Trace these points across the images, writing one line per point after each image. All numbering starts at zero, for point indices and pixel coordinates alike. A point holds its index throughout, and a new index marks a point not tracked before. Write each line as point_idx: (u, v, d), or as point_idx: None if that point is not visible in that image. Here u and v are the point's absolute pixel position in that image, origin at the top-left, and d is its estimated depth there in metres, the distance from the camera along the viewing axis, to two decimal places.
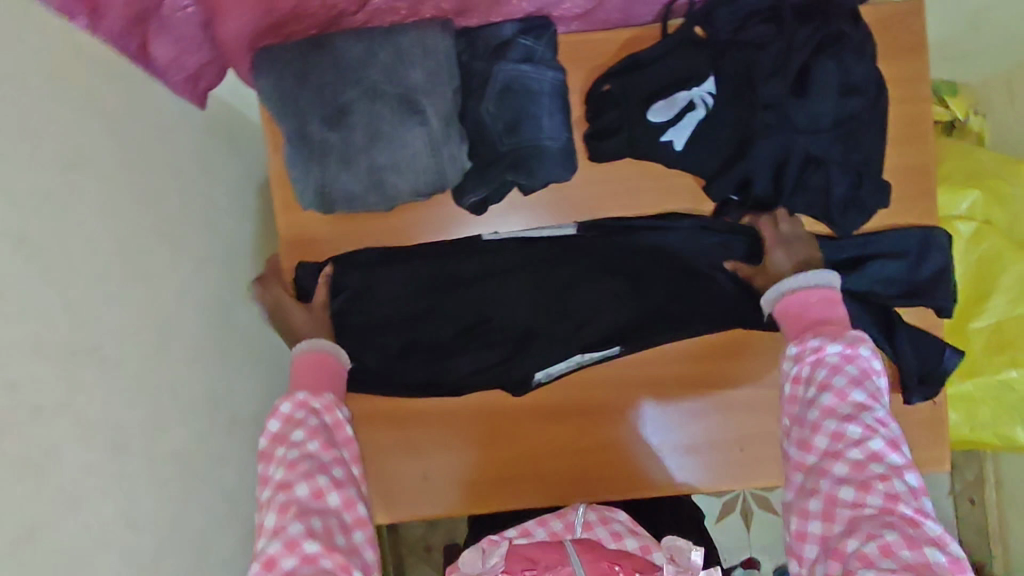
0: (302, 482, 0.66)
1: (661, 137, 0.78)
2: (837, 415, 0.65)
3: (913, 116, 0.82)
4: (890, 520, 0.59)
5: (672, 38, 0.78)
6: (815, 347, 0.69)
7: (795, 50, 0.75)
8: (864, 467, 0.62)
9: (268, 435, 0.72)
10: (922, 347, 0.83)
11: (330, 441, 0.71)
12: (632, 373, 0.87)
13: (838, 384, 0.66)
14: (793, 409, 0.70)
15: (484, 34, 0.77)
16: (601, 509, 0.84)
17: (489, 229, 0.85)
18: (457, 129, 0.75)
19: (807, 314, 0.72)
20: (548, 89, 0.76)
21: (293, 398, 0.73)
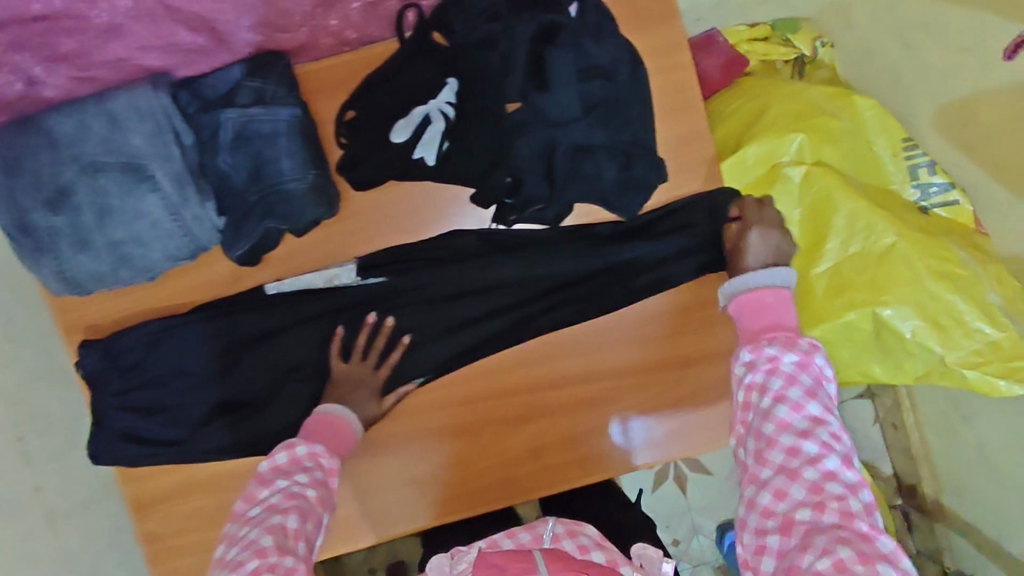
0: (283, 516, 0.62)
1: (412, 155, 0.76)
2: (792, 430, 0.62)
3: (678, 84, 0.79)
4: (847, 536, 0.55)
5: (404, 51, 0.75)
6: (770, 355, 0.67)
7: (521, 44, 0.72)
8: (821, 484, 0.59)
9: (271, 464, 0.68)
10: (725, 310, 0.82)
11: (325, 497, 0.67)
12: (592, 343, 0.83)
13: (792, 396, 0.64)
14: (746, 417, 0.67)
15: (209, 82, 0.74)
16: (568, 523, 0.84)
17: (272, 279, 0.82)
18: (194, 188, 0.72)
19: (760, 313, 0.71)
20: (283, 128, 0.73)
21: (311, 447, 0.70)
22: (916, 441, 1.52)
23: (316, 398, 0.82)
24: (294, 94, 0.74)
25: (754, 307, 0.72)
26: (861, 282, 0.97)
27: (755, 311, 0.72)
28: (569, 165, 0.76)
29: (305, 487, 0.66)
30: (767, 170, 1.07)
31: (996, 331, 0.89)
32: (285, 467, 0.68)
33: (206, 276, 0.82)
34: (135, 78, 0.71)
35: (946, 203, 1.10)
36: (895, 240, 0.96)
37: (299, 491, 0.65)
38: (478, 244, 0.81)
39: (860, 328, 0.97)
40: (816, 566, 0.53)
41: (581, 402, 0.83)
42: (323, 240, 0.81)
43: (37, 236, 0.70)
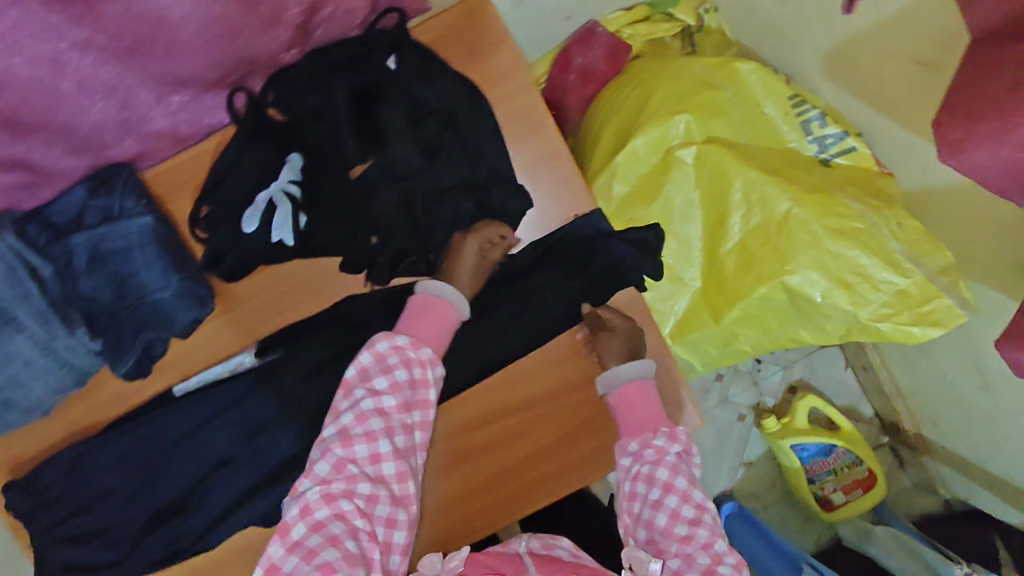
0: (358, 442, 0.69)
1: (271, 239, 0.75)
2: (681, 519, 0.72)
3: (523, 108, 0.79)
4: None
5: (238, 137, 0.74)
6: (658, 446, 0.75)
7: (343, 108, 0.72)
8: (714, 568, 0.68)
9: (357, 366, 0.73)
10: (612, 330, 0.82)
11: (406, 402, 0.72)
12: (534, 363, 0.84)
13: (680, 488, 0.73)
14: (633, 506, 0.74)
15: (56, 209, 0.73)
16: (543, 537, 0.80)
17: (178, 379, 0.81)
18: (59, 321, 0.71)
19: (637, 406, 0.78)
20: (138, 241, 0.73)
21: (393, 339, 0.73)
22: (884, 377, 1.53)
23: (249, 485, 0.78)
24: (142, 203, 0.74)
25: (631, 403, 0.79)
26: (766, 254, 0.96)
27: (632, 407, 0.79)
28: (427, 210, 0.76)
29: (383, 397, 0.71)
30: (661, 157, 1.06)
31: (901, 278, 0.89)
32: (372, 367, 0.72)
33: (104, 393, 0.81)
34: None
35: (845, 151, 1.07)
36: (791, 205, 0.94)
37: (375, 406, 0.70)
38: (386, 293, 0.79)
39: (775, 299, 0.98)
40: None
41: (532, 423, 0.84)
42: (213, 334, 0.80)
43: None
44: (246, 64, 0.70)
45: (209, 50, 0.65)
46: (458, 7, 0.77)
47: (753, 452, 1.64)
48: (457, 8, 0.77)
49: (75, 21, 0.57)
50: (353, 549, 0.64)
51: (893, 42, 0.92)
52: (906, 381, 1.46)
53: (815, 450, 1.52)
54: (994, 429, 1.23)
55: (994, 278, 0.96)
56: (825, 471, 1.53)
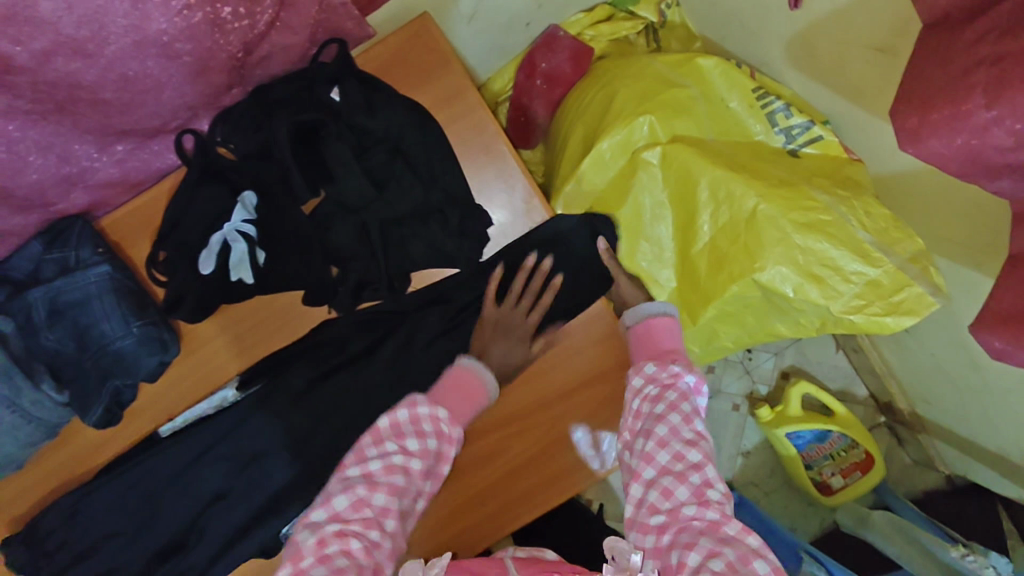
0: (381, 490, 0.64)
1: (230, 278, 0.75)
2: (681, 438, 0.69)
3: (472, 127, 0.78)
4: (725, 535, 0.62)
5: (188, 180, 0.73)
6: (672, 371, 0.73)
7: (281, 143, 0.69)
8: (703, 491, 0.65)
9: (390, 419, 0.69)
10: (581, 337, 0.84)
11: (428, 467, 0.68)
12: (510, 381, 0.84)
13: (685, 409, 0.71)
14: (636, 421, 0.73)
15: (12, 264, 0.72)
16: (528, 547, 0.77)
17: (163, 421, 0.81)
18: (23, 375, 0.71)
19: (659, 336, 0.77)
20: (96, 291, 0.73)
21: (433, 409, 0.70)
22: (876, 358, 1.52)
23: (249, 519, 0.81)
24: (99, 252, 0.74)
25: (653, 333, 0.78)
26: (736, 252, 0.96)
27: (652, 339, 0.78)
28: (385, 237, 0.75)
29: (411, 458, 0.67)
30: (627, 160, 1.05)
31: (871, 269, 0.88)
32: (405, 426, 0.69)
33: (85, 440, 0.81)
34: None
35: (812, 140, 1.06)
36: (757, 201, 0.93)
37: (402, 464, 0.66)
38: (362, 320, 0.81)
39: (749, 296, 0.97)
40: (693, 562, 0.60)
41: (509, 440, 0.85)
42: (183, 376, 0.80)
43: None
44: (186, 109, 0.69)
45: (142, 103, 0.64)
46: (400, 31, 0.76)
47: (750, 440, 1.64)
48: (399, 32, 0.76)
49: None
50: None
51: (852, 29, 0.91)
52: (895, 359, 1.46)
53: (811, 436, 1.52)
54: (987, 407, 1.22)
55: (970, 259, 0.95)
56: (822, 456, 1.52)
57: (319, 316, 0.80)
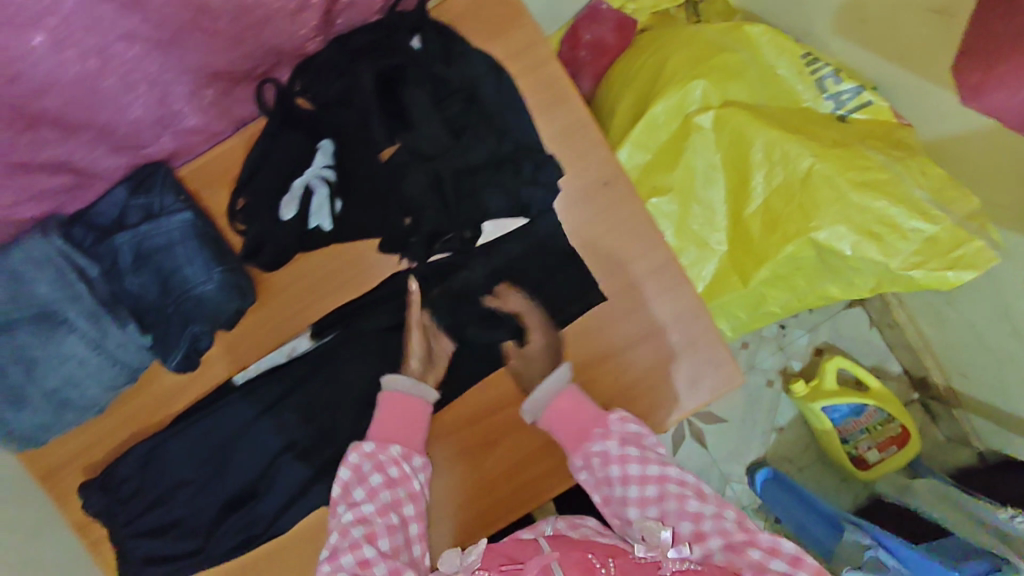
0: (346, 554, 0.69)
1: (309, 226, 0.77)
2: (649, 501, 0.73)
3: (544, 80, 0.79)
4: (743, 546, 0.67)
5: (270, 127, 0.76)
6: (597, 466, 0.76)
7: (367, 91, 0.74)
8: (699, 527, 0.70)
9: (336, 483, 0.75)
10: (648, 292, 0.84)
11: (387, 502, 0.72)
12: (575, 331, 0.83)
13: (649, 490, 0.73)
14: (622, 522, 0.75)
15: (99, 210, 0.75)
16: (569, 517, 0.80)
17: (236, 370, 0.83)
18: (109, 318, 0.73)
19: (569, 420, 0.78)
20: (179, 237, 0.74)
21: (361, 450, 0.75)
22: (913, 334, 1.54)
23: (320, 467, 0.83)
24: (182, 199, 0.76)
25: (568, 414, 0.78)
26: (791, 212, 0.96)
27: (570, 415, 0.78)
28: (458, 188, 0.77)
29: (361, 506, 0.72)
30: (679, 125, 1.07)
31: (931, 226, 0.89)
32: (351, 482, 0.74)
33: (159, 388, 0.83)
34: (21, 231, 0.72)
35: (862, 105, 1.07)
36: (812, 161, 0.94)
37: (355, 517, 0.71)
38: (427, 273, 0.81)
39: (804, 257, 0.98)
40: None
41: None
42: (257, 325, 0.82)
43: None
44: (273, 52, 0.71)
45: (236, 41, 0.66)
46: None
47: (784, 416, 1.65)
48: None
49: (127, 10, 0.58)
50: None
51: None
52: (932, 331, 1.47)
53: (848, 410, 1.53)
54: None
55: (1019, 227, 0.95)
56: (858, 430, 1.54)
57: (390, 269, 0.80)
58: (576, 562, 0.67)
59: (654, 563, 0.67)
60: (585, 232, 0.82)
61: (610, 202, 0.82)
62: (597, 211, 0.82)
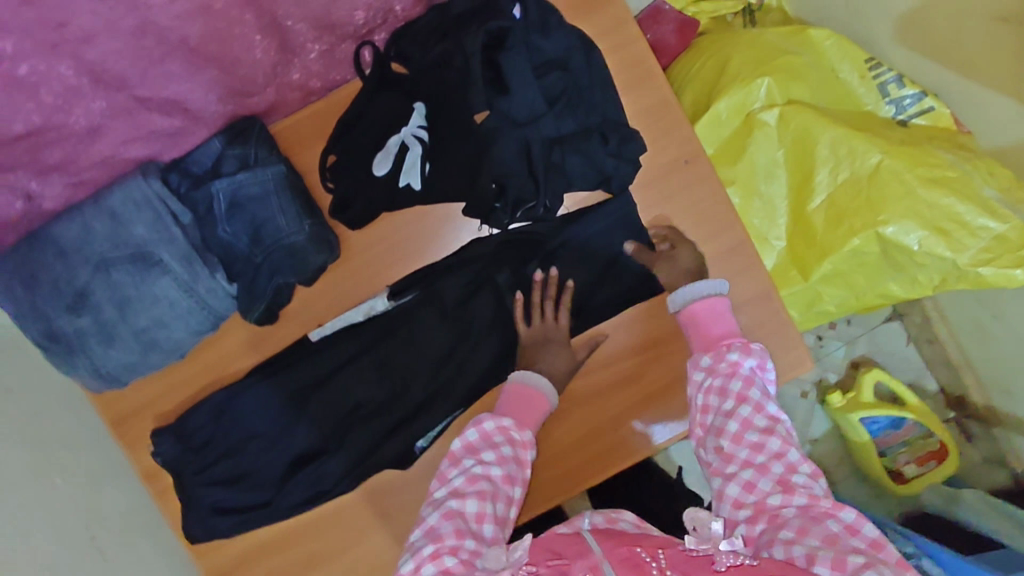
0: (470, 499, 0.69)
1: (398, 184, 0.79)
2: (754, 428, 0.71)
3: (631, 59, 0.81)
4: (821, 515, 0.63)
5: (367, 88, 0.78)
6: (732, 361, 0.75)
7: (472, 54, 0.74)
8: (787, 477, 0.67)
9: (465, 441, 0.76)
10: (723, 274, 0.84)
11: (511, 474, 0.73)
12: (645, 308, 0.84)
13: (753, 397, 0.73)
14: (705, 419, 0.75)
15: (194, 159, 0.76)
16: (605, 509, 0.76)
17: (314, 326, 0.84)
18: (201, 262, 0.75)
19: (704, 326, 0.79)
20: (272, 187, 0.76)
21: (500, 420, 0.76)
22: (953, 350, 1.53)
23: (389, 428, 0.84)
24: (275, 153, 0.78)
25: (699, 319, 0.79)
26: (858, 207, 0.98)
27: (699, 323, 0.79)
28: (546, 158, 0.78)
29: (490, 467, 0.72)
30: (742, 121, 1.09)
31: (999, 223, 0.91)
32: (477, 444, 0.75)
33: (235, 340, 0.84)
34: (124, 172, 0.73)
35: (923, 111, 1.09)
36: (881, 157, 0.96)
37: (483, 473, 0.72)
38: (497, 248, 0.83)
39: (867, 252, 1.00)
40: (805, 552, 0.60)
41: (637, 371, 0.85)
42: (336, 284, 0.83)
43: (64, 342, 0.73)
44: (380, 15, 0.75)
45: None
46: None
47: (818, 429, 1.65)
48: None
49: None
50: None
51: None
52: (974, 347, 1.46)
53: (885, 422, 1.54)
54: None
55: None
56: (898, 443, 1.54)
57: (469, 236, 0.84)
58: (624, 559, 0.61)
59: (707, 557, 0.61)
60: (666, 210, 0.84)
61: (688, 180, 0.83)
62: (675, 188, 0.84)
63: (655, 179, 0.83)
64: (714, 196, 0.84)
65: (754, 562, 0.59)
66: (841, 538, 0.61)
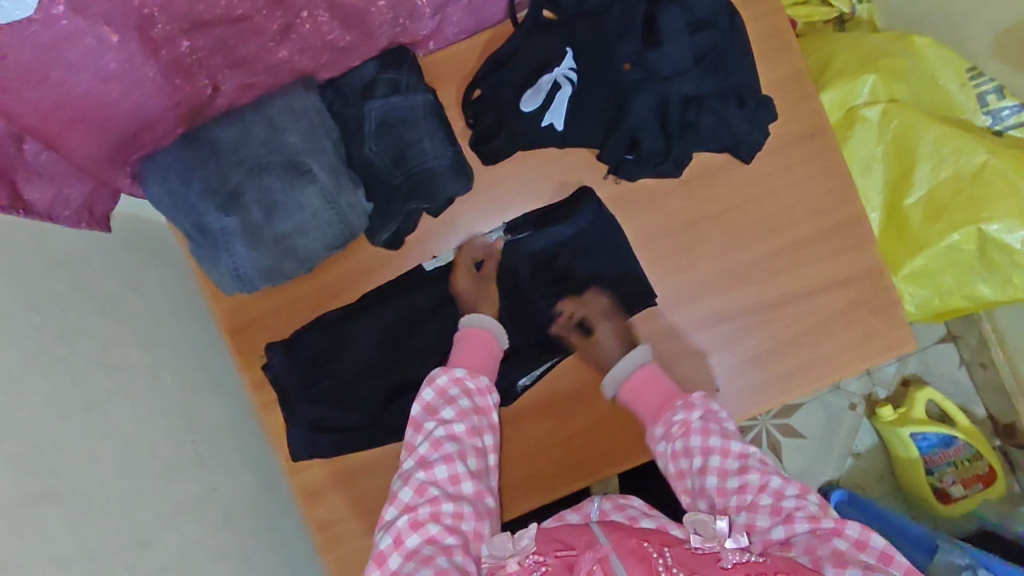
0: (437, 467, 0.73)
1: (541, 123, 0.82)
2: (729, 473, 0.72)
3: (770, 30, 0.84)
4: (828, 533, 0.66)
5: (522, 27, 0.81)
6: (679, 423, 0.77)
7: (635, 4, 0.78)
8: (780, 506, 0.69)
9: (422, 404, 0.79)
10: (837, 247, 0.86)
11: (475, 426, 0.77)
12: (721, 283, 0.86)
13: (721, 443, 0.74)
14: (685, 484, 0.75)
15: (348, 80, 0.80)
16: (613, 496, 0.79)
17: (427, 256, 0.86)
18: (346, 178, 0.77)
19: (648, 391, 0.81)
20: (421, 112, 0.79)
21: (452, 373, 0.79)
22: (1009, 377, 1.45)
23: None
24: (423, 83, 0.80)
25: (637, 392, 0.81)
26: (959, 204, 1.01)
27: (641, 394, 0.81)
28: (681, 116, 0.81)
29: (452, 424, 0.76)
30: (843, 115, 1.12)
31: None
32: (435, 402, 0.78)
33: (356, 263, 0.85)
34: (286, 84, 0.76)
35: (1021, 124, 1.10)
36: (987, 157, 1.00)
37: (447, 433, 0.76)
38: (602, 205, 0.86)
39: (963, 250, 1.02)
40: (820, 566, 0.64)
41: (744, 333, 0.86)
42: (459, 219, 0.85)
43: (211, 238, 0.75)
44: None
45: None
46: None
47: (862, 442, 1.56)
48: None
49: None
50: (459, 562, 0.67)
51: None
52: None
53: (936, 440, 1.45)
54: None
55: None
56: (946, 462, 1.45)
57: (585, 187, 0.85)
58: (632, 551, 0.64)
59: (712, 554, 0.65)
60: (780, 178, 0.86)
61: (814, 151, 0.85)
62: (797, 155, 0.85)
63: (781, 149, 0.85)
64: (838, 170, 0.86)
65: (761, 560, 0.64)
66: (850, 554, 0.65)
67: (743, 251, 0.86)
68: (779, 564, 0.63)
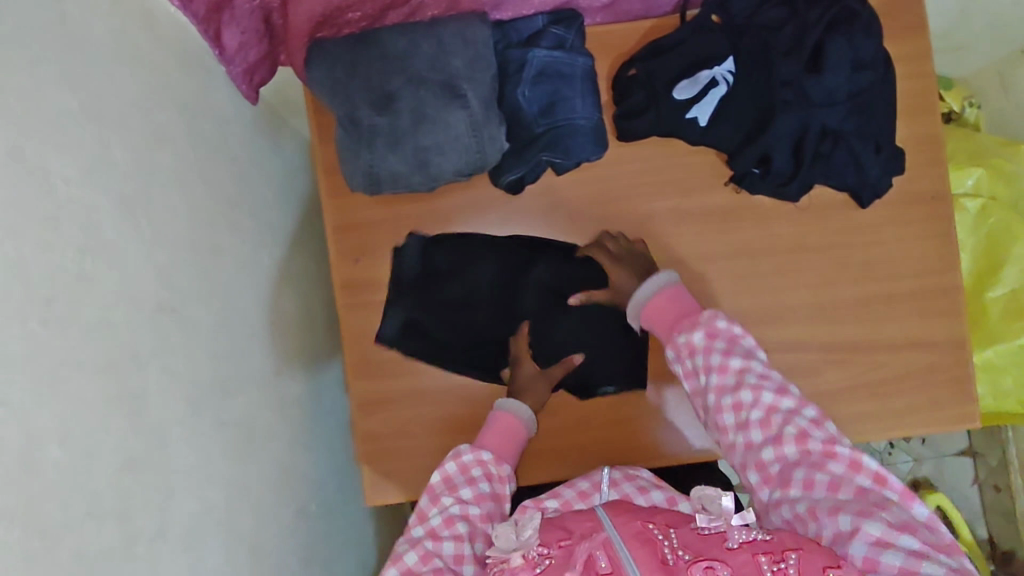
0: (445, 541, 0.73)
1: (687, 114, 0.84)
2: (727, 389, 0.73)
3: (919, 91, 0.87)
4: (818, 459, 0.68)
5: (689, 24, 0.85)
6: (691, 339, 0.76)
7: (808, 30, 0.81)
8: (781, 430, 0.70)
9: (442, 473, 0.80)
10: (927, 309, 0.88)
11: (489, 510, 0.77)
12: (804, 315, 0.88)
13: (723, 365, 0.74)
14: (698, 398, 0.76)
15: (517, 27, 0.83)
16: (624, 467, 0.83)
17: (567, 221, 0.88)
18: (495, 112, 0.80)
19: (666, 313, 0.80)
20: (579, 73, 0.83)
21: (478, 453, 0.80)
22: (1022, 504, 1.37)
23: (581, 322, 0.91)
24: (584, 48, 0.84)
25: (658, 310, 0.80)
26: None
27: (662, 313, 0.80)
28: (816, 145, 0.83)
29: (468, 505, 0.77)
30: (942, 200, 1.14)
31: None
32: (455, 477, 0.79)
33: (471, 198, 0.88)
34: (464, 14, 0.79)
35: None
36: None
37: (462, 510, 0.76)
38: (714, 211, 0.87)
39: None
40: (826, 530, 0.63)
41: (819, 367, 0.88)
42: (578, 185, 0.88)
43: (357, 131, 0.78)
44: None
45: None
46: None
47: None
48: None
49: None
50: None
51: None
52: None
53: None
54: None
55: None
56: None
57: (704, 203, 0.88)
58: (637, 534, 0.65)
59: (720, 534, 0.65)
60: (887, 232, 0.88)
61: (929, 214, 0.88)
62: (907, 215, 0.88)
63: (898, 203, 0.88)
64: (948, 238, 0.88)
65: (766, 537, 0.63)
66: (842, 479, 0.66)
67: (824, 292, 0.88)
68: (788, 542, 0.62)
